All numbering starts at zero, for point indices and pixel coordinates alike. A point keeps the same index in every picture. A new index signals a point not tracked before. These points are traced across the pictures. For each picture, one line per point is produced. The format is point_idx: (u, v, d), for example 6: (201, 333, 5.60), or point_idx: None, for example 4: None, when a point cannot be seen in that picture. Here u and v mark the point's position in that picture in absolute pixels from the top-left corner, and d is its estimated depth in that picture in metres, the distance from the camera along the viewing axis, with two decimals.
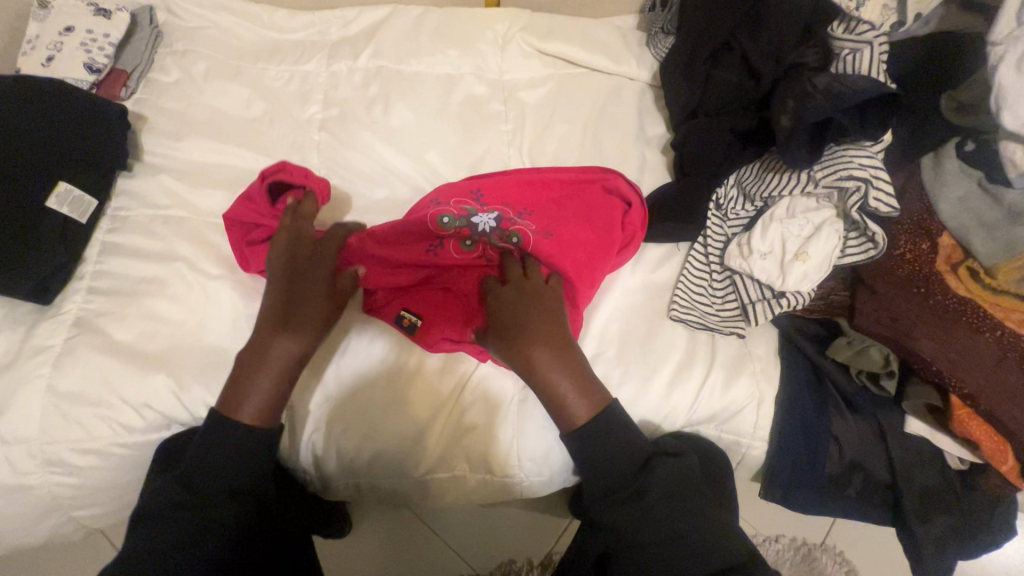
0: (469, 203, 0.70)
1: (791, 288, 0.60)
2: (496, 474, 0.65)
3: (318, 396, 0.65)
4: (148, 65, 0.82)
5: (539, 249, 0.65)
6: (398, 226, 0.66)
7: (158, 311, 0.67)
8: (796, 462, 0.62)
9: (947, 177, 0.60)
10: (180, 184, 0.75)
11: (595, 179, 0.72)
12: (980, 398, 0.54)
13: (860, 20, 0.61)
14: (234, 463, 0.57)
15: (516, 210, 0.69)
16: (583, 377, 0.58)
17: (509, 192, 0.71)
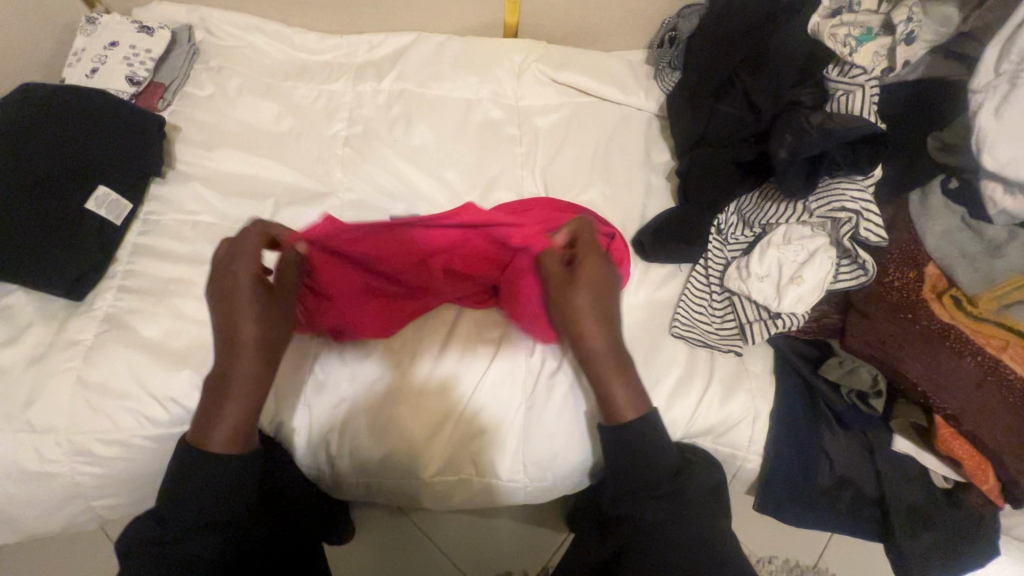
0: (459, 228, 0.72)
1: (787, 309, 0.64)
2: (501, 478, 0.68)
3: (333, 398, 0.68)
4: (184, 79, 0.87)
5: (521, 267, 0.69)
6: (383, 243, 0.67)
7: (184, 310, 0.70)
8: (789, 477, 0.65)
9: (931, 212, 0.64)
10: (210, 191, 0.79)
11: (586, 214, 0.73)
12: (963, 419, 0.58)
13: (852, 65, 0.66)
14: (211, 504, 0.55)
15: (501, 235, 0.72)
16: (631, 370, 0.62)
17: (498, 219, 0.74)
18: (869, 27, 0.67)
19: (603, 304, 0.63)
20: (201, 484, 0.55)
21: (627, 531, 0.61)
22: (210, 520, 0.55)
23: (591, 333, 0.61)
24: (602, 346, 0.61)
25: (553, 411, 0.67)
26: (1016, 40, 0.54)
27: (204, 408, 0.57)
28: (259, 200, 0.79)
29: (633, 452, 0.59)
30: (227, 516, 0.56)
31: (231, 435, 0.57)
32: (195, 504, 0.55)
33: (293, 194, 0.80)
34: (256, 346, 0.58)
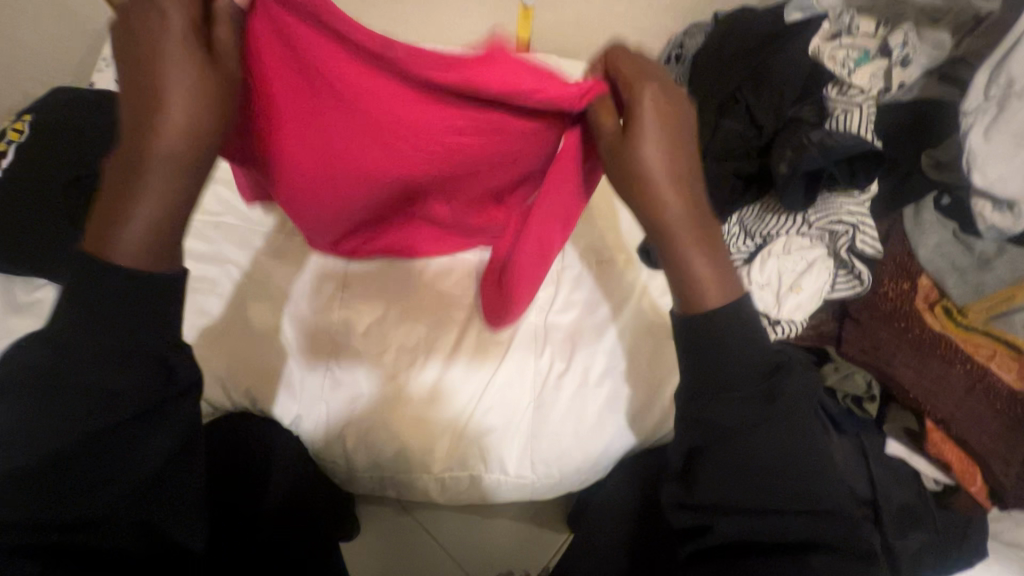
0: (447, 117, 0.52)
1: (785, 316, 0.68)
2: (509, 474, 0.70)
3: (350, 394, 0.70)
4: None
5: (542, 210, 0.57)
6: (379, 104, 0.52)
7: (207, 308, 0.73)
8: None
9: (925, 226, 0.68)
10: (231, 193, 0.82)
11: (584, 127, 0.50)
12: (952, 423, 0.61)
13: (851, 85, 0.70)
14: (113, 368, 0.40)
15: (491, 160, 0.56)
16: (719, 252, 0.48)
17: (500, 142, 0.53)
18: (867, 50, 0.73)
19: (678, 149, 0.46)
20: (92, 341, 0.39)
21: (708, 438, 0.46)
22: (110, 393, 0.40)
23: (667, 199, 0.46)
24: (682, 203, 0.46)
25: (560, 410, 0.70)
26: (1005, 66, 0.57)
27: (109, 193, 0.41)
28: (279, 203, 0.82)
29: (721, 344, 0.45)
30: (139, 385, 0.40)
31: (145, 289, 0.40)
32: (82, 371, 0.39)
33: None
34: (195, 159, 0.41)
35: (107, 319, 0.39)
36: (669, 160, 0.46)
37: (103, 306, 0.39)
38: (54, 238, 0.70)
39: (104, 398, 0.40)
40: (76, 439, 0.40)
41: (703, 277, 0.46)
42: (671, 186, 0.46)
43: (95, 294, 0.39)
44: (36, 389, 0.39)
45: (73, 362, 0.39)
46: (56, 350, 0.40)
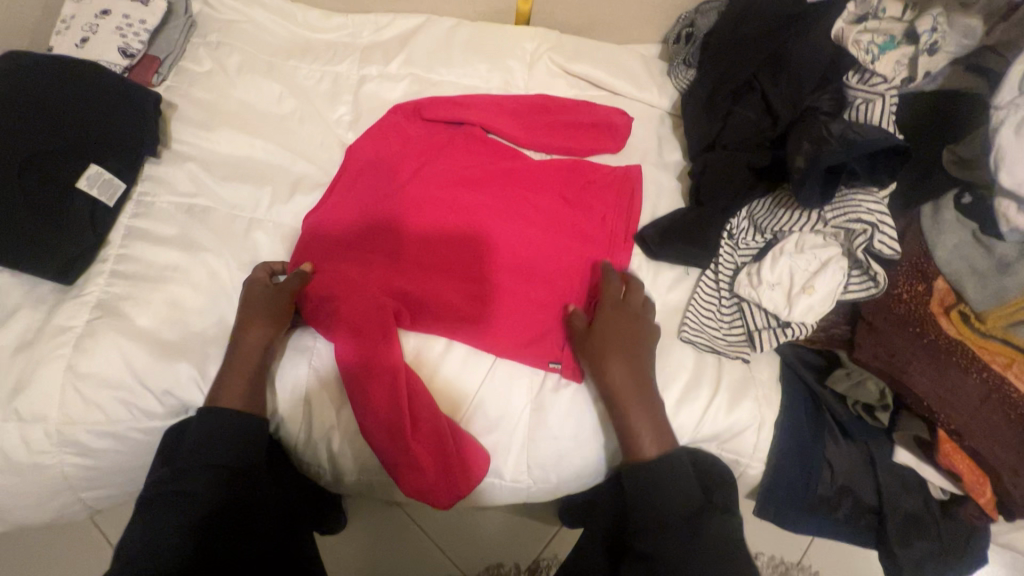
0: (478, 203, 0.75)
1: (797, 319, 0.64)
2: (505, 478, 0.67)
3: (332, 393, 0.66)
4: (181, 53, 0.84)
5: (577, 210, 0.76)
6: (401, 217, 0.73)
7: (181, 299, 0.67)
8: (791, 485, 0.65)
9: (944, 226, 0.65)
10: (208, 174, 0.76)
11: (585, 179, 0.78)
12: (965, 434, 0.58)
13: (873, 74, 0.66)
14: (212, 462, 0.59)
15: (559, 193, 0.77)
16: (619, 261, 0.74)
17: (548, 175, 0.78)
18: (892, 35, 0.68)
19: (642, 352, 0.65)
20: (206, 437, 0.59)
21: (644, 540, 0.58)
22: (228, 467, 0.59)
23: (610, 372, 0.62)
24: (633, 390, 0.62)
25: (561, 412, 0.67)
26: None
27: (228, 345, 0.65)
28: (257, 184, 0.76)
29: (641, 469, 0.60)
30: (193, 480, 0.58)
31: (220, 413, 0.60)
32: (200, 461, 0.59)
33: (295, 180, 0.78)
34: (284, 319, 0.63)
35: (220, 428, 0.60)
36: (616, 347, 0.64)
37: (219, 429, 0.60)
38: (8, 219, 0.64)
39: (205, 492, 0.58)
40: (171, 527, 0.56)
41: (637, 426, 0.61)
42: (621, 379, 0.62)
43: (215, 424, 0.60)
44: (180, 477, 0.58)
45: (205, 463, 0.58)
46: (202, 454, 0.59)
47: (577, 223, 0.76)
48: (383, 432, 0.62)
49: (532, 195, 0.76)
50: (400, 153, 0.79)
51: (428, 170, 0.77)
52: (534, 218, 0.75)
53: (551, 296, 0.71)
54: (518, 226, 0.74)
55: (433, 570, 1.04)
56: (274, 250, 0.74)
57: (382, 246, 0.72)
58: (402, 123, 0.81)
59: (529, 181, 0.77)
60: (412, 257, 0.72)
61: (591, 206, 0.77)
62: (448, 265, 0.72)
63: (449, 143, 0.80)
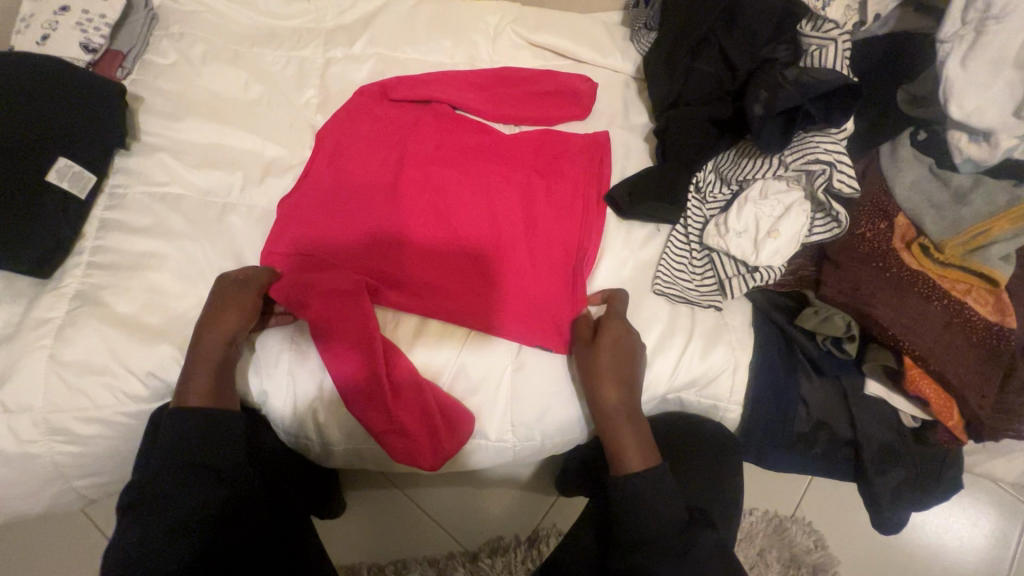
0: (451, 177, 0.75)
1: (764, 262, 0.65)
2: (490, 438, 0.69)
3: (313, 368, 0.66)
4: (144, 47, 0.84)
5: (548, 174, 0.77)
6: (375, 197, 0.73)
7: (160, 285, 0.68)
8: (767, 422, 0.67)
9: (902, 163, 0.67)
10: (178, 163, 0.76)
11: (555, 144, 0.79)
12: (930, 359, 0.59)
13: (826, 19, 0.67)
14: (192, 462, 0.58)
15: (530, 160, 0.78)
16: (590, 220, 0.74)
17: (518, 145, 0.79)
18: None
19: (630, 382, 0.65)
20: (178, 439, 0.59)
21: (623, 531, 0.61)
22: (204, 465, 0.59)
23: (602, 399, 0.63)
24: (618, 412, 0.63)
25: (542, 368, 0.69)
26: None
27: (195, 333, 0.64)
28: (228, 170, 0.77)
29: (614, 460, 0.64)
30: (173, 483, 0.57)
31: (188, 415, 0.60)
32: (177, 461, 0.58)
33: (265, 164, 0.79)
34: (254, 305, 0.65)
35: (195, 428, 0.59)
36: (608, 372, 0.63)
37: (193, 429, 0.59)
38: None
39: (188, 493, 0.57)
40: (157, 528, 0.55)
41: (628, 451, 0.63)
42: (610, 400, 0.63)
43: (190, 425, 0.59)
44: (157, 478, 0.58)
45: (183, 463, 0.58)
46: (178, 455, 0.58)
47: (549, 187, 0.76)
48: (366, 406, 0.63)
49: (503, 165, 0.77)
50: (368, 134, 0.78)
51: (397, 151, 0.77)
52: (507, 189, 0.75)
53: (530, 261, 0.71)
54: (491, 197, 0.74)
55: (434, 547, 1.06)
56: (249, 232, 0.74)
57: (357, 225, 0.72)
58: (366, 105, 0.81)
59: (499, 153, 0.78)
60: (389, 234, 0.71)
61: (560, 170, 0.77)
62: (427, 239, 0.72)
63: (416, 120, 0.80)
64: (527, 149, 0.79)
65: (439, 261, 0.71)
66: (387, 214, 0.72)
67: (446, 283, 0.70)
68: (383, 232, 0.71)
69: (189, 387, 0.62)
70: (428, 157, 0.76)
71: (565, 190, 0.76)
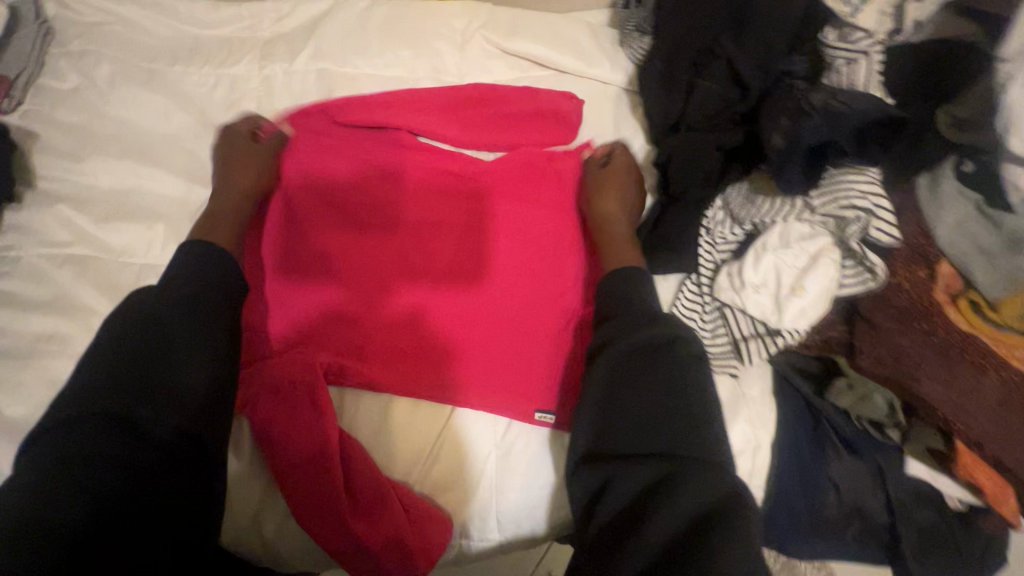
0: (440, 205, 0.67)
1: (788, 326, 0.56)
2: (470, 542, 0.58)
3: (257, 473, 0.56)
4: (37, 69, 0.69)
5: (543, 200, 0.67)
6: (356, 222, 0.66)
7: (63, 374, 0.56)
8: (794, 509, 0.57)
9: (944, 199, 0.55)
10: (83, 215, 0.63)
11: (558, 161, 0.69)
12: (985, 444, 0.53)
13: (854, 28, 0.58)
14: (173, 384, 0.46)
15: (521, 185, 0.68)
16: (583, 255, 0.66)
17: (511, 164, 0.69)
18: None
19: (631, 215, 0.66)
20: (174, 353, 0.48)
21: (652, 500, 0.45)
22: (173, 396, 0.46)
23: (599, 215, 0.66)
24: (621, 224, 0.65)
25: (533, 454, 0.58)
26: None
27: None
28: (145, 223, 0.64)
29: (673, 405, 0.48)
30: (144, 411, 0.45)
31: (167, 330, 0.49)
32: (154, 380, 0.46)
33: (191, 211, 0.66)
34: None
35: (179, 343, 0.48)
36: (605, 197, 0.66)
37: (189, 338, 0.49)
38: None
39: (148, 417, 0.45)
40: (108, 445, 0.43)
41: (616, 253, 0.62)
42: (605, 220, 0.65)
43: (183, 332, 0.49)
44: (121, 397, 0.45)
45: (155, 383, 0.46)
46: (150, 371, 0.46)
47: (548, 211, 0.67)
48: (318, 520, 0.52)
49: (495, 182, 0.68)
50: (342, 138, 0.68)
51: (380, 166, 0.68)
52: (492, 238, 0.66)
53: (532, 300, 0.64)
54: (481, 228, 0.66)
55: None
56: None
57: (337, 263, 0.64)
58: (324, 111, 0.69)
59: (490, 169, 0.68)
60: (374, 270, 0.64)
61: (557, 194, 0.68)
62: (417, 275, 0.64)
63: (394, 128, 0.69)
64: (520, 164, 0.69)
65: (430, 305, 0.63)
66: (370, 247, 0.65)
67: (439, 329, 0.62)
68: (367, 267, 0.64)
69: None
70: (414, 175, 0.68)
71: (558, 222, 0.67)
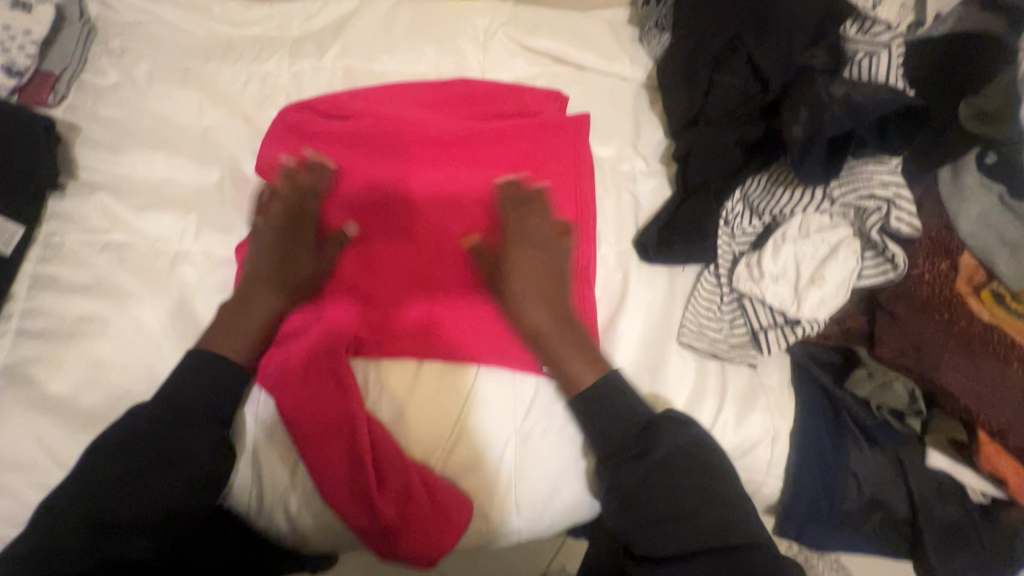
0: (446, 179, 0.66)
1: (808, 315, 0.56)
2: (489, 526, 0.59)
3: (283, 454, 0.57)
4: (80, 66, 0.73)
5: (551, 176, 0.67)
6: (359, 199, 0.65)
7: (102, 355, 0.59)
8: (813, 500, 0.58)
9: (966, 192, 0.56)
10: (122, 205, 0.66)
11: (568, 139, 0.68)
12: (1010, 434, 0.51)
13: (874, 21, 0.58)
14: (175, 460, 0.53)
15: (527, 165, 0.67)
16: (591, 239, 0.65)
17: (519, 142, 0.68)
18: None
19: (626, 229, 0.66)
20: (175, 435, 0.54)
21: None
22: (178, 473, 0.53)
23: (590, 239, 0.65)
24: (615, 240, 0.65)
25: (553, 441, 0.60)
26: None
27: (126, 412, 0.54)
28: (180, 212, 0.67)
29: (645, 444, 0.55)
30: (152, 479, 0.52)
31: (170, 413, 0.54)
32: (156, 454, 0.53)
33: (223, 202, 0.68)
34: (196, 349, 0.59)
35: (182, 422, 0.54)
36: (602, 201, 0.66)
37: (188, 431, 0.54)
38: None
39: (152, 493, 0.52)
40: (116, 522, 0.51)
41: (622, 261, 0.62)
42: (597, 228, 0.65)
43: (185, 409, 0.55)
44: (128, 480, 0.52)
45: (161, 457, 0.53)
46: (151, 450, 0.53)
47: (555, 190, 0.66)
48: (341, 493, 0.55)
49: (502, 160, 0.67)
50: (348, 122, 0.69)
51: (385, 143, 0.67)
52: (488, 211, 0.65)
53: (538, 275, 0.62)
54: (488, 202, 0.65)
55: None
56: (206, 287, 0.64)
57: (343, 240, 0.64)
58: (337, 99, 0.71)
59: (497, 147, 0.68)
60: (378, 246, 0.63)
61: (566, 172, 0.67)
62: (421, 250, 0.63)
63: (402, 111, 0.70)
64: (528, 141, 0.68)
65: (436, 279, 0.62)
66: (375, 224, 0.64)
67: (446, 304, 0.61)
68: (372, 244, 0.63)
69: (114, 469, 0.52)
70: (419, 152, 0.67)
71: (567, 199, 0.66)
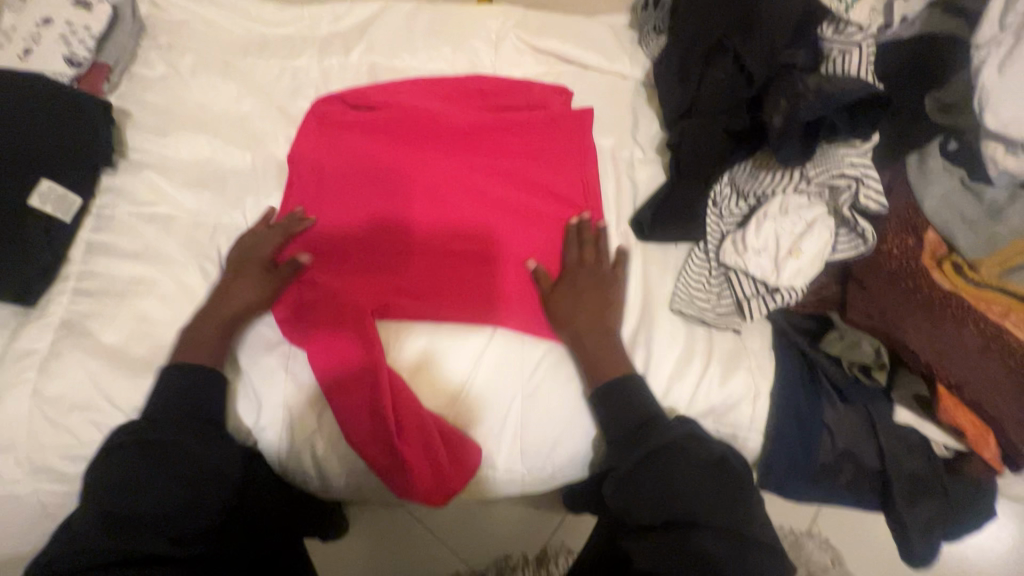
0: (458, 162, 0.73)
1: (786, 283, 0.61)
2: (498, 470, 0.66)
3: (311, 401, 0.64)
4: (131, 59, 0.80)
5: (555, 162, 0.74)
6: (379, 180, 0.72)
7: (149, 312, 0.65)
8: (792, 452, 0.63)
9: (931, 176, 0.62)
10: (168, 181, 0.73)
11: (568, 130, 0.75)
12: (965, 388, 0.57)
13: (848, 22, 0.59)
14: (190, 459, 0.56)
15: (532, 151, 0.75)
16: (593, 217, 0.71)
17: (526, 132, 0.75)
18: None
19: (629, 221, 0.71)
20: (184, 437, 0.57)
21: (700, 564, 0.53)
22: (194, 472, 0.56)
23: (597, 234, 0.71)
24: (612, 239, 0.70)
25: (555, 396, 0.65)
26: None
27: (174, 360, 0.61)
28: (220, 189, 0.74)
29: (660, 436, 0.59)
30: (168, 483, 0.54)
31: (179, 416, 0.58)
32: (168, 459, 0.55)
33: (258, 180, 0.75)
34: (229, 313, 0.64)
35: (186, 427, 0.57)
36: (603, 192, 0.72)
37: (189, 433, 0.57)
38: None
39: (168, 493, 0.54)
40: (141, 526, 0.53)
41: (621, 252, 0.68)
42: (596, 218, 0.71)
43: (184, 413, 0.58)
44: (146, 486, 0.54)
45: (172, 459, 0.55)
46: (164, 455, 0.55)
47: (559, 174, 0.73)
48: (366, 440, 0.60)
49: (511, 147, 0.75)
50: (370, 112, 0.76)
51: (403, 131, 0.75)
52: (497, 191, 0.72)
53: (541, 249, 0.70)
54: (496, 183, 0.72)
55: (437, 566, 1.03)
56: None
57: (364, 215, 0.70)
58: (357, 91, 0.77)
59: (505, 136, 0.75)
60: (395, 220, 0.70)
61: (569, 158, 0.74)
62: (434, 224, 0.70)
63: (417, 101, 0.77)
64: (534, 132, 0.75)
65: (449, 250, 0.69)
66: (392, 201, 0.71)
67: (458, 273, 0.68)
68: (390, 218, 0.70)
69: (157, 416, 0.58)
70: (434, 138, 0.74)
71: (569, 182, 0.73)
